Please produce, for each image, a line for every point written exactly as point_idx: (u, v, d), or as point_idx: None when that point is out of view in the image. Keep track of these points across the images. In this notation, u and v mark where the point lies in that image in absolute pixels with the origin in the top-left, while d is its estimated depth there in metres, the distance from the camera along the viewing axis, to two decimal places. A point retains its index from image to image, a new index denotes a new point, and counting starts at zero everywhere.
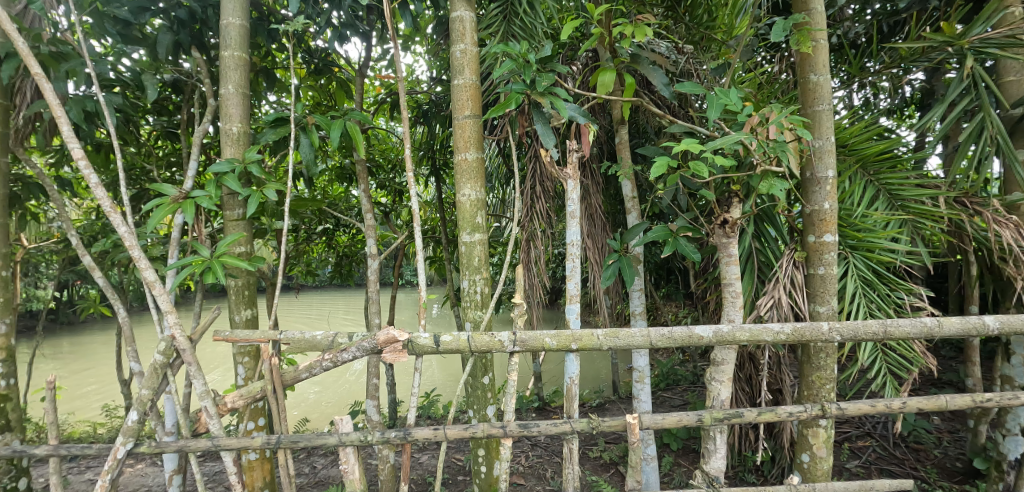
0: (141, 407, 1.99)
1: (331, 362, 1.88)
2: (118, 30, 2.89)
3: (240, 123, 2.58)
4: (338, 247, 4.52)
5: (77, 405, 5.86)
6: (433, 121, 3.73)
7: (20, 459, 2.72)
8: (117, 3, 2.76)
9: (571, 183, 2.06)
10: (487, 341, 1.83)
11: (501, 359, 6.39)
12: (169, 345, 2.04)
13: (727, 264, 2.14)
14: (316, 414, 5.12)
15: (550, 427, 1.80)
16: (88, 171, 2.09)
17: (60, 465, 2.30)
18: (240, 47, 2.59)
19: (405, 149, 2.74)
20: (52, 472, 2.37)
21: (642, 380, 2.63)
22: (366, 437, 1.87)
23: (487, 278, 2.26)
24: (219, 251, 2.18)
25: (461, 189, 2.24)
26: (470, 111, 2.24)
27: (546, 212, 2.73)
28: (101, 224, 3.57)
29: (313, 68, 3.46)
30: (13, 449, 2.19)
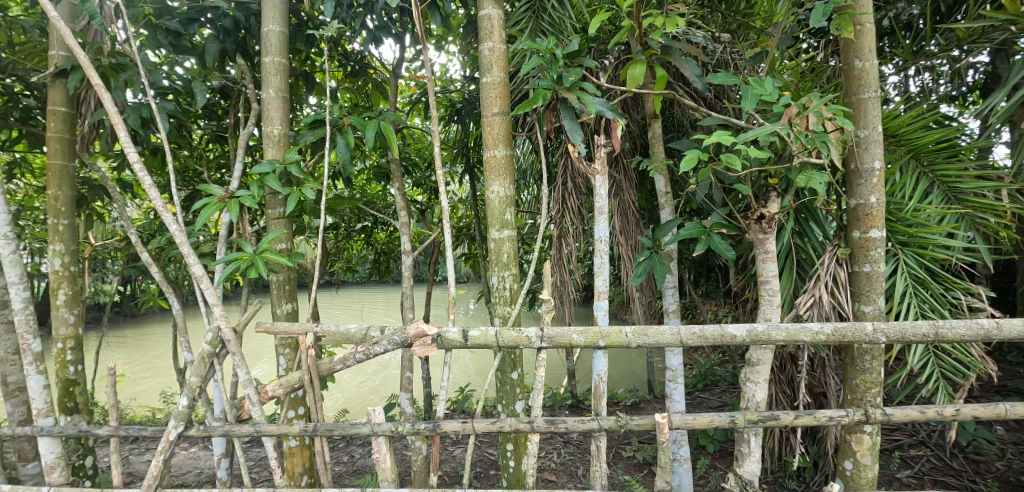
0: (190, 394, 2.07)
1: (364, 355, 1.90)
2: (171, 41, 3.04)
3: (280, 125, 2.65)
4: (376, 244, 4.63)
5: (138, 392, 6.21)
6: (467, 119, 3.76)
7: (88, 439, 2.90)
8: (169, 16, 2.90)
9: (600, 178, 2.00)
10: (514, 337, 1.81)
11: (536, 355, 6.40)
12: (216, 336, 2.11)
13: (765, 261, 2.06)
14: (355, 405, 5.25)
15: (577, 425, 1.78)
16: (141, 173, 2.20)
17: (120, 447, 2.44)
18: (280, 53, 2.67)
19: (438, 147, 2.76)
20: (114, 452, 2.51)
21: (676, 380, 2.56)
22: (397, 428, 1.89)
23: (517, 275, 2.24)
24: (262, 247, 2.25)
25: (490, 186, 2.24)
26: (499, 108, 2.24)
27: (578, 208, 2.70)
28: (158, 222, 3.78)
29: (351, 71, 3.54)
30: (78, 430, 2.34)
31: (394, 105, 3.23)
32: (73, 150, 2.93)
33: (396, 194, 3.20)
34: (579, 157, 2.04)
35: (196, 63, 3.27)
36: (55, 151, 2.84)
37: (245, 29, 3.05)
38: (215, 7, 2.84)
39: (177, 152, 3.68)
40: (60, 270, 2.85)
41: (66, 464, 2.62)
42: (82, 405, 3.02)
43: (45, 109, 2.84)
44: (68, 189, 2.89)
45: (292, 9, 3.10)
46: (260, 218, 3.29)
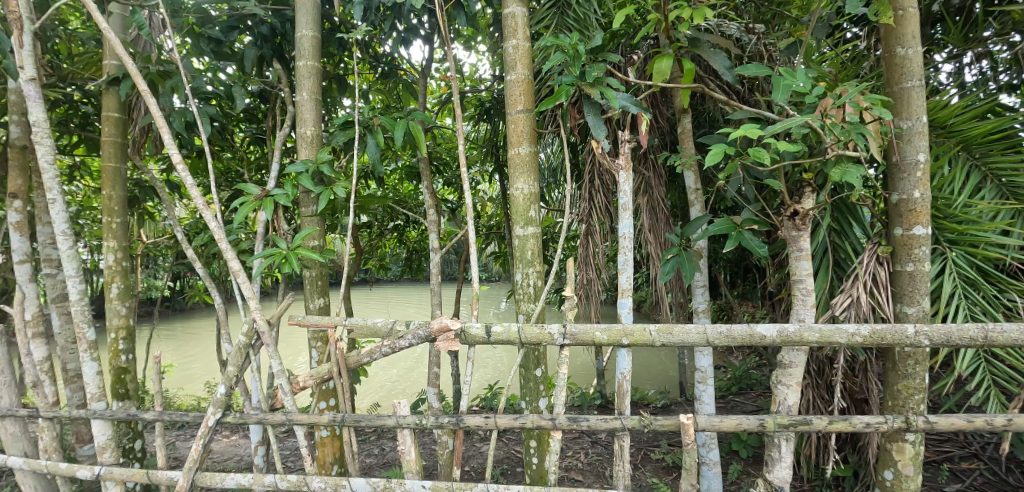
0: (228, 382, 2.11)
1: (390, 349, 1.91)
2: (212, 49, 3.16)
3: (313, 126, 2.70)
4: (408, 242, 4.69)
5: (185, 381, 6.50)
6: (496, 118, 3.75)
7: (137, 424, 3.04)
8: (211, 24, 3.02)
9: (624, 174, 1.96)
10: (536, 333, 1.79)
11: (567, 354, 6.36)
12: (252, 327, 2.15)
13: (798, 259, 1.98)
14: (387, 400, 5.34)
15: (599, 423, 1.75)
16: (184, 173, 2.28)
17: (164, 432, 2.55)
18: (313, 57, 2.72)
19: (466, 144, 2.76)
20: (159, 437, 2.62)
21: (705, 381, 2.49)
22: (421, 421, 1.87)
23: (542, 272, 2.23)
24: (295, 244, 2.30)
25: (515, 184, 2.23)
26: (523, 105, 2.23)
27: (605, 206, 2.66)
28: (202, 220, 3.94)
29: (382, 73, 3.59)
30: (126, 414, 2.45)
31: (423, 105, 3.26)
32: (125, 152, 3.08)
33: (426, 193, 3.22)
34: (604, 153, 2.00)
35: (235, 68, 3.39)
36: (109, 154, 2.99)
37: (282, 35, 3.13)
38: (253, 14, 2.92)
39: (218, 154, 3.81)
40: (114, 265, 3.00)
41: (116, 447, 2.75)
42: (132, 391, 3.17)
43: (100, 115, 2.99)
44: (119, 189, 3.03)
45: (325, 13, 3.17)
46: (295, 216, 3.38)
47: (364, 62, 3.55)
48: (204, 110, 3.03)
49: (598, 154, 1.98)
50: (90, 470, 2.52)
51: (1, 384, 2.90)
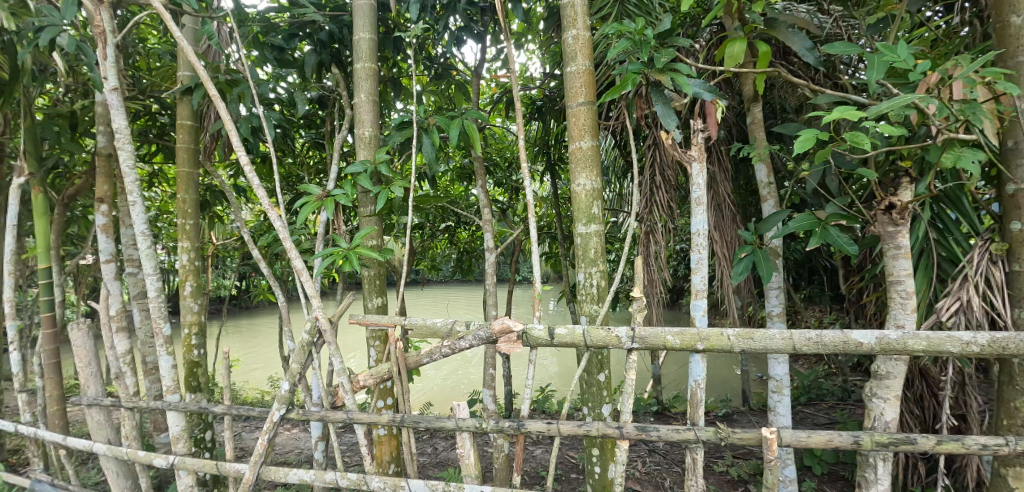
0: (292, 379, 2.12)
1: (450, 349, 1.87)
2: (276, 56, 3.24)
3: (371, 127, 2.71)
4: (459, 243, 4.70)
5: (250, 376, 6.80)
6: (548, 116, 3.67)
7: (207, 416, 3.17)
8: (274, 32, 3.11)
9: (696, 166, 1.84)
10: (603, 336, 1.71)
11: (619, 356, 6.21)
12: (315, 325, 2.16)
13: (895, 257, 1.80)
14: (439, 399, 5.38)
15: (671, 434, 1.65)
16: (250, 175, 2.34)
17: (232, 426, 2.63)
18: (370, 59, 2.74)
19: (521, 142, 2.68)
20: (228, 430, 2.71)
21: (781, 391, 2.32)
22: (481, 424, 1.82)
23: (605, 271, 2.14)
24: (355, 243, 2.31)
25: (576, 179, 2.15)
26: (584, 97, 2.14)
27: (668, 203, 2.53)
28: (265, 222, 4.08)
29: (435, 74, 3.59)
30: (198, 407, 2.54)
31: (476, 105, 3.22)
32: (197, 158, 3.21)
33: (480, 193, 3.18)
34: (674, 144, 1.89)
35: (296, 75, 3.48)
36: (184, 160, 3.13)
37: (339, 40, 3.18)
38: (312, 20, 2.98)
39: (280, 158, 3.94)
40: (187, 264, 3.14)
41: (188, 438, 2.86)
42: (203, 384, 3.31)
43: (175, 123, 3.14)
44: (191, 192, 3.17)
45: (381, 17, 3.20)
46: (353, 217, 3.44)
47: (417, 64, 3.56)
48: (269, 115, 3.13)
49: (668, 146, 1.87)
50: (166, 459, 2.63)
51: (88, 375, 3.08)
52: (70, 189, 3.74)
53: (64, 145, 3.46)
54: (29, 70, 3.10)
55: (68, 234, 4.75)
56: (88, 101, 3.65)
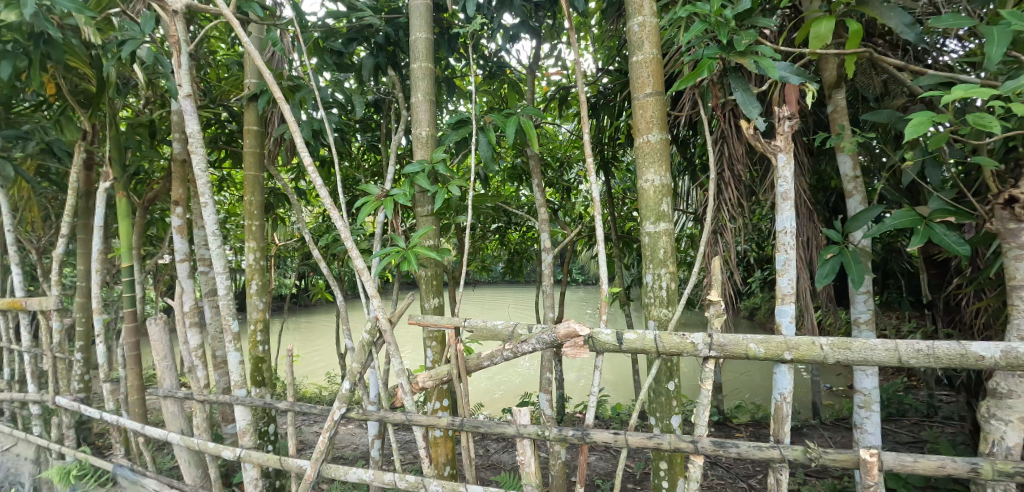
0: (352, 378, 2.12)
1: (512, 353, 1.81)
2: (335, 61, 3.29)
3: (428, 127, 2.68)
4: (510, 244, 4.65)
5: (308, 371, 7.04)
6: (601, 114, 3.53)
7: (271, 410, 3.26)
8: (333, 37, 3.16)
9: (783, 157, 1.72)
10: (677, 343, 1.60)
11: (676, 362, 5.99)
12: (375, 325, 2.14)
13: (1017, 259, 1.62)
14: (491, 400, 5.36)
15: (752, 451, 1.53)
16: (314, 176, 2.39)
17: (295, 422, 2.68)
18: (427, 59, 2.71)
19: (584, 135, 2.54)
20: (290, 426, 2.77)
21: (869, 407, 2.13)
22: (543, 432, 1.75)
23: (675, 273, 2.02)
24: (413, 243, 2.29)
25: (644, 175, 2.05)
26: (652, 88, 2.04)
27: (738, 200, 2.38)
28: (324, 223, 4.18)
29: (488, 72, 3.54)
30: (263, 402, 2.60)
31: (531, 102, 3.15)
32: (263, 162, 3.32)
33: (535, 192, 3.10)
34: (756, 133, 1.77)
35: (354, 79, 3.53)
36: (250, 165, 3.24)
37: (395, 43, 3.19)
38: (368, 24, 3.00)
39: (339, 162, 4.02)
40: (253, 264, 3.24)
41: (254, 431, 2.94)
42: (268, 379, 3.42)
43: (243, 129, 3.26)
44: (257, 194, 3.27)
45: (436, 18, 3.19)
46: (408, 217, 3.45)
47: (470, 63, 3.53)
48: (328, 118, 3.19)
49: (751, 136, 1.76)
50: (232, 451, 2.72)
51: (164, 369, 3.24)
52: (149, 193, 3.95)
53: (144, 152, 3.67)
54: (112, 82, 3.30)
55: (146, 234, 5.05)
56: (164, 110, 3.86)
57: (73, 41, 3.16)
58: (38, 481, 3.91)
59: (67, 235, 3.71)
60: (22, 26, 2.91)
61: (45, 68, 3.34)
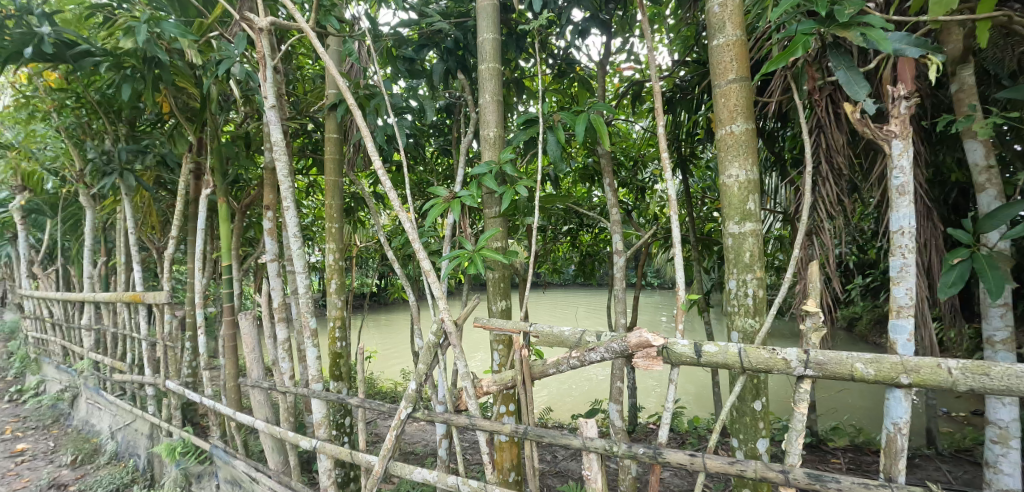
0: (418, 379, 2.10)
1: (579, 361, 1.71)
2: (407, 68, 3.31)
3: (496, 128, 2.59)
4: (582, 246, 4.52)
5: (385, 367, 7.28)
6: (678, 109, 3.32)
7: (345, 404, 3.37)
8: (405, 45, 3.18)
9: (898, 144, 1.53)
10: (766, 359, 1.43)
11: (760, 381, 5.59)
12: (440, 327, 2.11)
13: None
14: (561, 405, 5.26)
15: (856, 488, 1.33)
16: (383, 177, 2.36)
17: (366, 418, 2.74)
18: (495, 59, 2.62)
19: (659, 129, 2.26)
20: (361, 422, 2.83)
21: (1006, 442, 1.96)
22: (611, 447, 1.63)
23: (762, 279, 1.83)
24: (480, 245, 2.24)
25: (726, 170, 1.87)
26: (736, 73, 1.86)
27: (838, 198, 2.14)
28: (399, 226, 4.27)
29: (557, 70, 3.42)
30: (337, 397, 2.68)
31: (602, 99, 3.00)
32: (342, 166, 3.44)
33: (607, 191, 2.94)
34: (863, 117, 1.57)
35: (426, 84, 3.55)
36: (330, 169, 3.36)
37: (464, 45, 3.15)
38: (437, 28, 3.00)
39: (413, 166, 4.09)
40: (333, 264, 3.36)
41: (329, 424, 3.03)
42: (344, 374, 3.53)
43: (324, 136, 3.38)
44: (335, 197, 3.38)
45: (505, 18, 3.12)
46: (478, 219, 3.44)
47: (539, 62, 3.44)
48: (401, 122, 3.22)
49: (859, 121, 1.57)
50: (308, 442, 2.82)
51: (252, 360, 3.45)
52: (247, 200, 4.25)
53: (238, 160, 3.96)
54: (213, 99, 3.59)
55: (242, 235, 5.45)
56: (257, 122, 4.13)
57: (179, 63, 3.47)
58: (154, 453, 4.24)
59: (175, 236, 4.08)
60: (136, 52, 3.25)
61: (159, 89, 3.68)
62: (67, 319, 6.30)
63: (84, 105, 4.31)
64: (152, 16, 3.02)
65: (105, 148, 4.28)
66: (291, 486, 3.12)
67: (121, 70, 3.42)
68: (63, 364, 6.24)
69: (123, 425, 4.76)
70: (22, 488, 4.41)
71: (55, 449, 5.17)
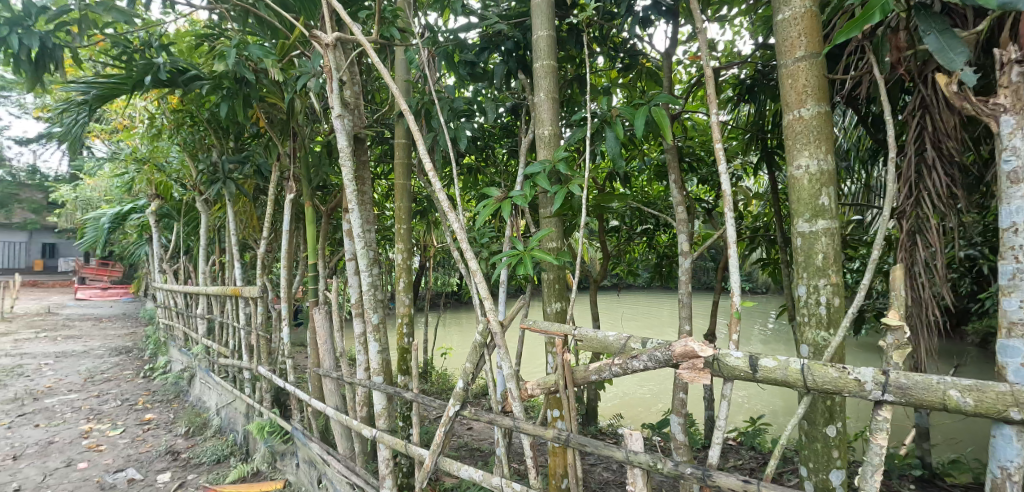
0: (465, 378, 2.08)
1: (622, 369, 1.62)
2: (468, 72, 3.29)
3: (552, 126, 2.48)
4: (658, 247, 4.25)
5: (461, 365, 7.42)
6: (761, 97, 3.03)
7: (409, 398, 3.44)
8: (466, 49, 3.18)
9: (1007, 118, 1.34)
10: (834, 378, 1.27)
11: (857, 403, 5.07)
12: (486, 327, 2.07)
13: None
14: (632, 413, 5.06)
15: None
16: (435, 180, 2.13)
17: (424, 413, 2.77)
18: (550, 56, 2.52)
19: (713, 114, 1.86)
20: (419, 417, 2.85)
21: None
22: (655, 464, 1.51)
23: (838, 286, 1.69)
24: (531, 245, 2.15)
25: (795, 160, 1.76)
26: (804, 50, 1.75)
27: (948, 189, 1.92)
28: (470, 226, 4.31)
29: (622, 64, 3.25)
30: (397, 391, 2.74)
31: (669, 92, 2.81)
32: (411, 170, 3.51)
33: (673, 189, 2.76)
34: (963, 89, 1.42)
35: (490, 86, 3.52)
36: (399, 174, 3.43)
37: (526, 46, 3.07)
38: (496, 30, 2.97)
39: (482, 168, 4.09)
40: (401, 263, 3.44)
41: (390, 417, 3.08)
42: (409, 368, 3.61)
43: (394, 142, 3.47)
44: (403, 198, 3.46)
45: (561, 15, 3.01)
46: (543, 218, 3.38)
47: (604, 56, 3.26)
48: (463, 126, 3.23)
49: (957, 94, 1.44)
50: (369, 432, 2.91)
51: (326, 350, 3.64)
52: (333, 202, 4.51)
53: (322, 167, 4.19)
54: (297, 113, 3.83)
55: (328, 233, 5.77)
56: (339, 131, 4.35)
57: (265, 81, 3.72)
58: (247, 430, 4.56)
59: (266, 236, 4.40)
60: (229, 75, 3.50)
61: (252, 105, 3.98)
62: (186, 308, 7.05)
63: (199, 121, 4.78)
64: (241, 40, 3.28)
65: (213, 160, 4.73)
66: (355, 472, 3.22)
67: (221, 91, 3.69)
68: (183, 347, 6.99)
69: (224, 402, 5.20)
70: (146, 452, 4.95)
71: (174, 420, 5.76)
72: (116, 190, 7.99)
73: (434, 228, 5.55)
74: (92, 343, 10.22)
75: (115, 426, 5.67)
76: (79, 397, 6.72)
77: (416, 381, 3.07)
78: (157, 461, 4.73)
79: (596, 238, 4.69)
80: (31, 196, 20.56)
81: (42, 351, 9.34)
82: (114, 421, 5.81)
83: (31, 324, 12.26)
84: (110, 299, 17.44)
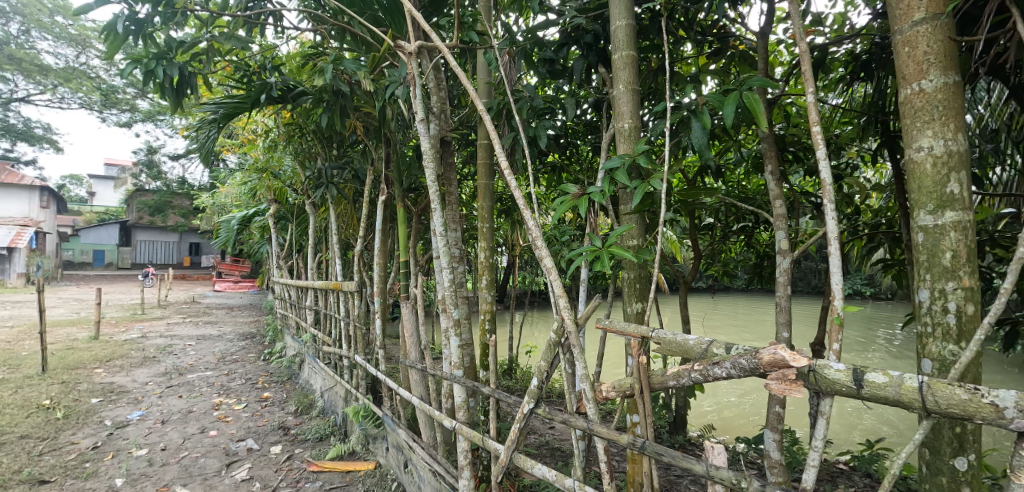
0: (539, 376, 2.04)
1: (702, 376, 1.50)
2: (548, 69, 3.23)
3: (631, 120, 2.36)
4: (758, 246, 3.93)
5: None
6: (879, 75, 2.67)
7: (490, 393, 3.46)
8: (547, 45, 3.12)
9: None
10: (961, 400, 1.08)
11: (1001, 432, 4.38)
12: (561, 326, 2.00)
13: None
14: (726, 424, 4.75)
15: None
16: (509, 179, 2.08)
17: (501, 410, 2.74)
18: (629, 45, 2.39)
19: (811, 95, 1.64)
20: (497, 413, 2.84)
21: None
22: (739, 480, 1.37)
23: (971, 290, 1.44)
24: (610, 242, 2.03)
25: (914, 142, 1.53)
26: (924, 13, 1.52)
27: None
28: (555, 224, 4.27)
29: (712, 50, 3.01)
30: (474, 385, 2.76)
31: (766, 76, 2.56)
32: (494, 170, 3.51)
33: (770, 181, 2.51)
34: None
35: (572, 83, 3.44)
36: (482, 174, 3.45)
37: (606, 38, 2.94)
38: (574, 26, 2.88)
39: (567, 166, 4.01)
40: (484, 260, 3.47)
41: (470, 411, 3.12)
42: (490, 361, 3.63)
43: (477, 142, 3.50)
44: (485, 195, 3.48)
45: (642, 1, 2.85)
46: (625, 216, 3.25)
47: (692, 44, 3.05)
48: (542, 124, 3.17)
49: None
50: (449, 423, 2.94)
51: (412, 342, 3.76)
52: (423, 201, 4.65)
53: (412, 170, 4.34)
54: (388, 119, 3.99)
55: (420, 231, 5.98)
56: None
57: (358, 92, 3.92)
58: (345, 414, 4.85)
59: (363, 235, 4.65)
60: (328, 88, 3.70)
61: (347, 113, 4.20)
62: (298, 301, 7.67)
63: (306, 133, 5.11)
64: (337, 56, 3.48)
65: (318, 167, 5.08)
66: (437, 461, 3.29)
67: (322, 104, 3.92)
68: (295, 335, 7.62)
69: (327, 387, 5.57)
70: (262, 426, 5.44)
71: (287, 399, 6.28)
72: (242, 196, 8.90)
73: (521, 227, 5.55)
74: (226, 329, 11.48)
75: (239, 401, 6.31)
76: (211, 374, 7.57)
77: (495, 376, 3.06)
78: (271, 435, 5.18)
79: (688, 237, 4.43)
80: (180, 202, 23.51)
81: (188, 333, 10.66)
82: (239, 397, 6.46)
83: (181, 311, 14.05)
84: (241, 292, 19.50)
